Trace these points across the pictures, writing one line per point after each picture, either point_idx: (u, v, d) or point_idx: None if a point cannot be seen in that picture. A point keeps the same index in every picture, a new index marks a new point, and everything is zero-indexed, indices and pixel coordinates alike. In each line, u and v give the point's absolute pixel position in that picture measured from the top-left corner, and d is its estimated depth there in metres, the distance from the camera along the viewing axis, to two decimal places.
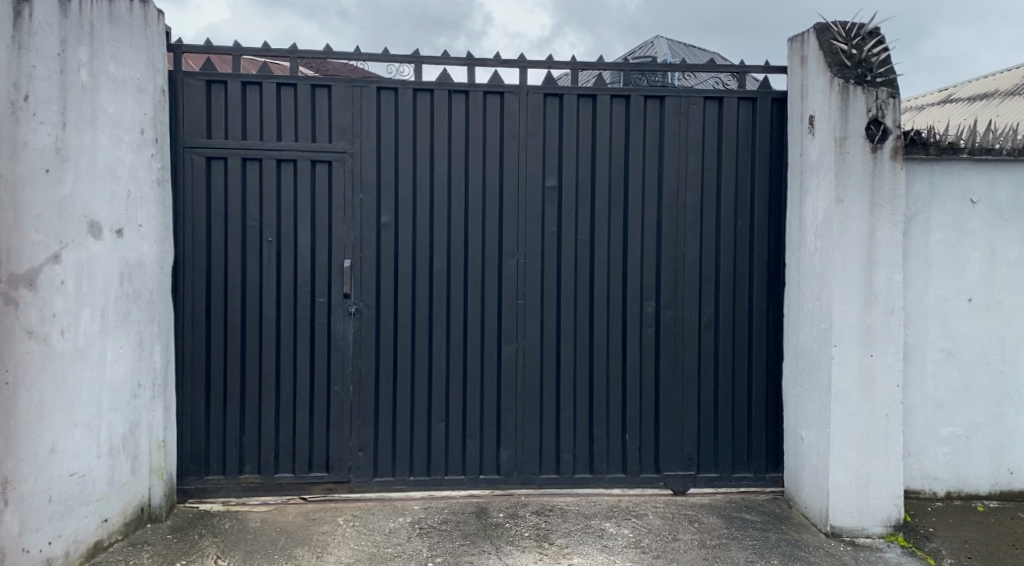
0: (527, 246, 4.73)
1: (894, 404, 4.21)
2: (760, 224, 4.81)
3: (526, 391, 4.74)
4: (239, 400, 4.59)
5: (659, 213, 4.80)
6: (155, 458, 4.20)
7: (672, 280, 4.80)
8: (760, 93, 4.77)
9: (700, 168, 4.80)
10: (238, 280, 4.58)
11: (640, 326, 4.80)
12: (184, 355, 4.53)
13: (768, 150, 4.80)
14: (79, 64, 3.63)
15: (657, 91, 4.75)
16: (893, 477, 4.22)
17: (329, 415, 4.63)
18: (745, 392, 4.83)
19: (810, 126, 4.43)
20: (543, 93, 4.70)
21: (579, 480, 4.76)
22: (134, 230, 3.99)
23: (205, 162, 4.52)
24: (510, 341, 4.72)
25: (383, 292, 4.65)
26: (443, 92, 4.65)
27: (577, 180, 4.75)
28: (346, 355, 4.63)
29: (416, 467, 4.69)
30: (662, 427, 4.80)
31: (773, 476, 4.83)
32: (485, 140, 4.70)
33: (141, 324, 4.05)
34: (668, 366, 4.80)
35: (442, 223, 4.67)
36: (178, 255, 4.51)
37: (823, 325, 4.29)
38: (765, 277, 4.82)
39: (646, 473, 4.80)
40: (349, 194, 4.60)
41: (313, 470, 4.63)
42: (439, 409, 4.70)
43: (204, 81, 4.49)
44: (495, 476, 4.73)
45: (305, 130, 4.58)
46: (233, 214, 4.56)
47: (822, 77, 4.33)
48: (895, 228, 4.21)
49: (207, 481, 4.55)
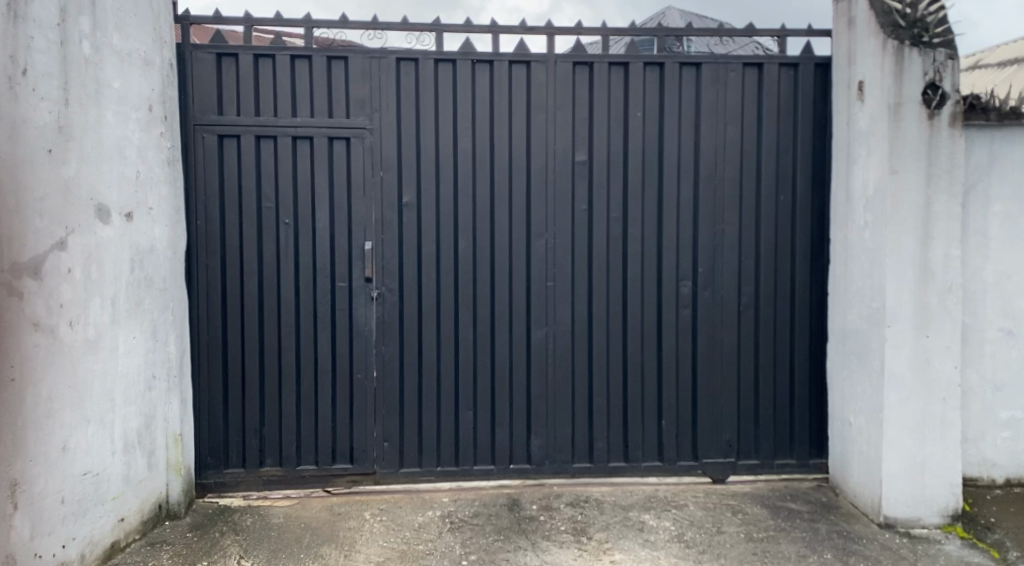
0: (558, 225, 4.48)
1: (952, 387, 3.97)
2: (804, 197, 4.55)
3: (558, 378, 4.52)
4: (258, 390, 4.39)
5: (696, 186, 4.53)
6: (171, 452, 4.01)
7: (710, 259, 4.54)
8: (803, 58, 4.49)
9: (740, 139, 4.53)
10: (255, 264, 4.36)
11: (677, 308, 4.55)
12: (199, 344, 4.32)
13: (812, 119, 4.53)
14: (81, 36, 3.36)
15: (693, 57, 4.47)
16: (951, 463, 3.99)
17: (353, 405, 4.42)
18: (787, 375, 4.60)
19: (859, 92, 4.16)
20: (572, 62, 4.44)
21: (614, 469, 4.55)
22: (145, 213, 3.77)
23: (217, 141, 4.29)
24: (540, 325, 4.50)
25: (406, 275, 4.41)
26: (466, 62, 4.39)
27: (610, 154, 4.49)
28: (369, 342, 4.41)
29: (444, 457, 4.48)
30: (701, 413, 4.58)
31: (818, 462, 4.62)
32: (512, 112, 4.43)
33: (154, 313, 3.84)
34: (707, 349, 4.56)
35: (467, 201, 4.43)
36: (191, 238, 4.29)
37: (875, 305, 4.04)
38: (809, 254, 4.57)
39: (684, 461, 4.59)
40: (369, 172, 4.36)
41: (337, 461, 4.44)
42: (467, 397, 4.49)
43: (215, 54, 4.25)
44: (527, 466, 4.53)
45: (322, 104, 4.33)
46: (246, 193, 4.32)
47: (873, 39, 4.04)
48: (953, 200, 3.93)
49: (226, 475, 4.36)
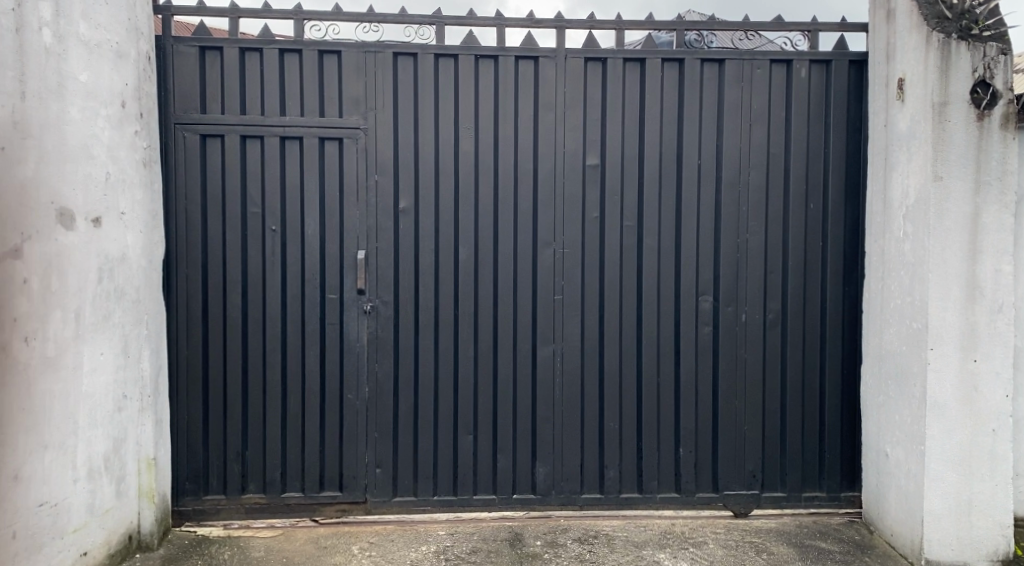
0: (567, 233, 4.13)
1: (1003, 418, 3.58)
2: (836, 206, 4.18)
3: (565, 401, 4.16)
4: (241, 409, 4.06)
5: (717, 193, 4.17)
6: (143, 478, 3.68)
7: (733, 273, 4.17)
8: (835, 54, 4.13)
9: (766, 143, 4.16)
10: (239, 275, 4.04)
11: (696, 325, 4.19)
12: (178, 361, 4.01)
13: (844, 122, 4.16)
14: (41, 23, 3.06)
15: (715, 53, 4.12)
16: (1002, 503, 3.59)
17: (343, 427, 4.09)
18: (817, 399, 4.22)
19: (899, 91, 3.78)
20: (584, 57, 4.09)
21: (626, 501, 4.18)
22: (116, 219, 3.46)
23: (199, 141, 3.98)
24: (547, 343, 4.14)
25: (402, 287, 4.08)
26: (469, 57, 4.06)
27: (624, 158, 4.14)
28: (360, 359, 4.07)
29: (441, 485, 4.14)
30: (721, 440, 4.20)
31: (850, 495, 4.22)
32: (518, 112, 4.09)
33: (126, 326, 3.53)
34: (728, 370, 4.19)
35: (469, 207, 4.09)
36: (170, 246, 3.98)
37: (916, 325, 3.66)
38: (841, 267, 4.19)
39: (703, 493, 4.21)
40: (363, 176, 4.03)
41: (325, 489, 4.10)
42: (466, 420, 4.14)
43: (198, 47, 3.94)
44: (531, 496, 4.17)
45: (313, 103, 4.01)
46: (231, 198, 4.02)
47: (915, 32, 3.65)
48: (1004, 210, 3.55)
49: (206, 502, 4.04)
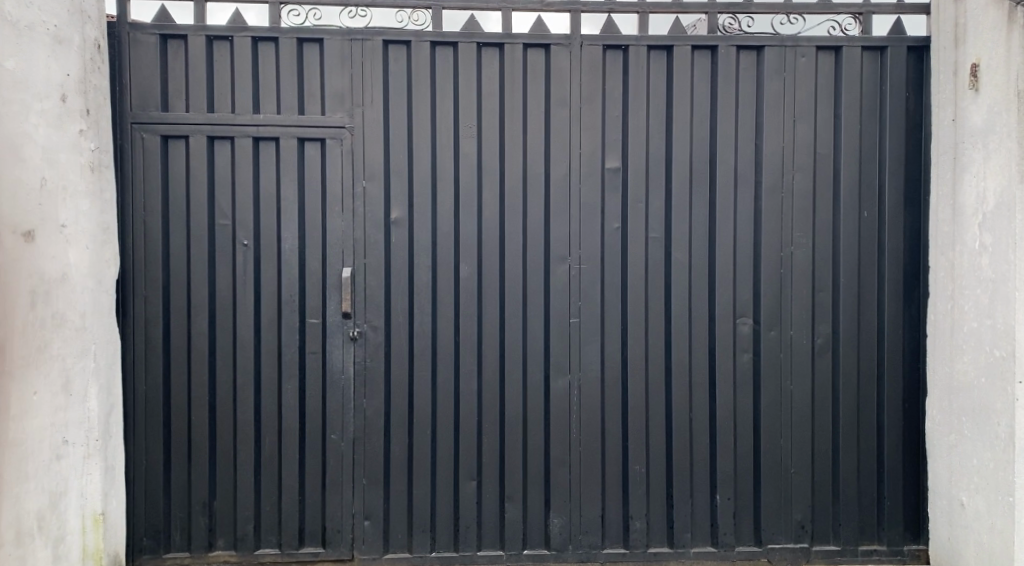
0: (584, 247, 3.58)
1: None
2: (894, 214, 3.62)
3: (584, 440, 3.60)
4: (208, 452, 3.51)
5: (757, 199, 3.62)
6: (89, 538, 3.12)
7: (777, 292, 3.61)
8: (892, 40, 3.59)
9: (813, 141, 3.62)
10: (207, 298, 3.51)
11: (734, 352, 3.63)
12: (135, 396, 3.47)
13: (903, 117, 3.61)
14: None
15: (754, 38, 3.59)
16: None
17: (326, 473, 3.54)
18: (875, 437, 3.64)
19: (973, 79, 3.23)
20: (603, 45, 3.57)
21: (654, 557, 3.61)
22: (55, 232, 2.94)
23: (160, 143, 3.46)
24: (562, 373, 3.58)
25: (394, 310, 3.54)
26: (471, 44, 3.53)
27: (649, 161, 3.60)
28: (346, 393, 3.53)
29: (440, 540, 3.57)
30: (764, 485, 3.62)
31: (915, 549, 3.62)
32: (527, 108, 3.56)
33: (69, 358, 3.00)
34: (772, 405, 3.62)
35: (470, 218, 3.56)
36: (126, 264, 3.45)
37: (998, 354, 3.10)
38: (902, 285, 3.62)
39: (744, 547, 3.63)
40: (348, 182, 3.51)
41: (306, 545, 3.54)
42: (468, 464, 3.57)
43: (159, 35, 3.44)
44: (544, 551, 3.59)
45: (292, 98, 3.49)
46: (197, 209, 3.49)
47: (993, 10, 3.13)
48: None
49: (167, 560, 3.49)
